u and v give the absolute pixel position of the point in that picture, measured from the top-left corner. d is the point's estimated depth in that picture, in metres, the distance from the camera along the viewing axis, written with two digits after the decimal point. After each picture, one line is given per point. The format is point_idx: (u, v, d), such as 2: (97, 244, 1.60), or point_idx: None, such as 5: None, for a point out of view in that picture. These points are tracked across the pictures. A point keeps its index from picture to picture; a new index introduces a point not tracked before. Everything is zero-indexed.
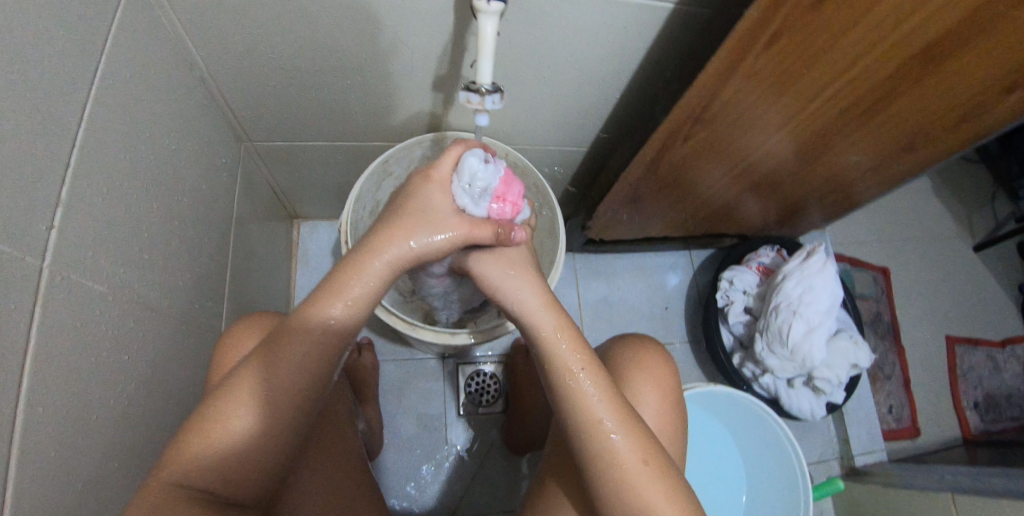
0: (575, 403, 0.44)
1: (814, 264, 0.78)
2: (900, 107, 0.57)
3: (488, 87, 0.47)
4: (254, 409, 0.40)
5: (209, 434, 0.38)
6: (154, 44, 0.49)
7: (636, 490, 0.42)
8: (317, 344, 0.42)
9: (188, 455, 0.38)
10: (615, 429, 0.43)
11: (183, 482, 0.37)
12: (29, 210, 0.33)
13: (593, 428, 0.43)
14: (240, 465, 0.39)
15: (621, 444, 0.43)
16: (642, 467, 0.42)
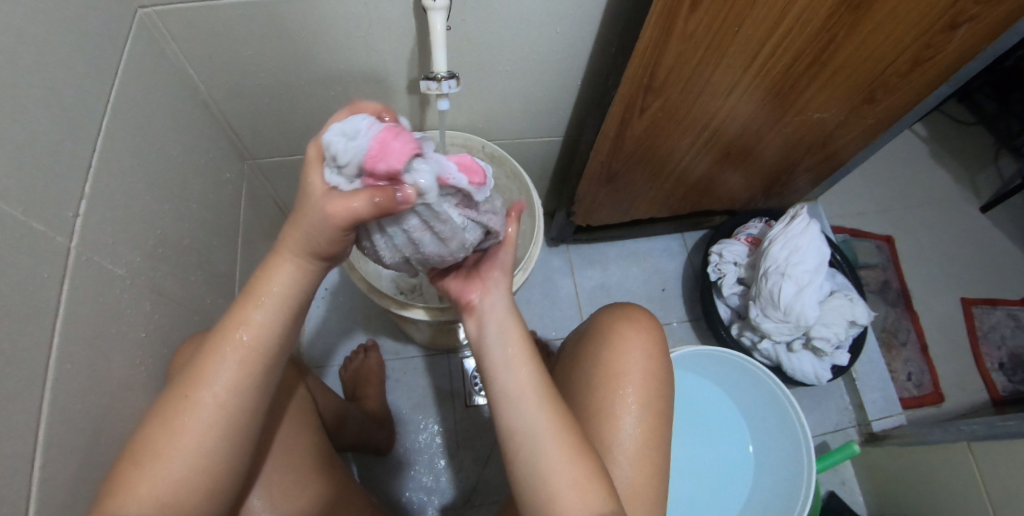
0: (502, 383, 0.46)
1: (797, 225, 0.79)
2: (844, 56, 0.60)
3: (444, 74, 0.53)
4: (203, 425, 0.38)
5: (159, 457, 0.37)
6: (161, 71, 0.56)
7: (552, 474, 0.41)
8: (261, 355, 0.40)
9: (139, 482, 0.36)
10: (538, 409, 0.44)
11: (142, 509, 0.36)
12: (59, 198, 0.39)
13: (518, 406, 0.45)
14: (198, 477, 0.38)
15: (545, 425, 0.43)
16: (562, 452, 0.42)
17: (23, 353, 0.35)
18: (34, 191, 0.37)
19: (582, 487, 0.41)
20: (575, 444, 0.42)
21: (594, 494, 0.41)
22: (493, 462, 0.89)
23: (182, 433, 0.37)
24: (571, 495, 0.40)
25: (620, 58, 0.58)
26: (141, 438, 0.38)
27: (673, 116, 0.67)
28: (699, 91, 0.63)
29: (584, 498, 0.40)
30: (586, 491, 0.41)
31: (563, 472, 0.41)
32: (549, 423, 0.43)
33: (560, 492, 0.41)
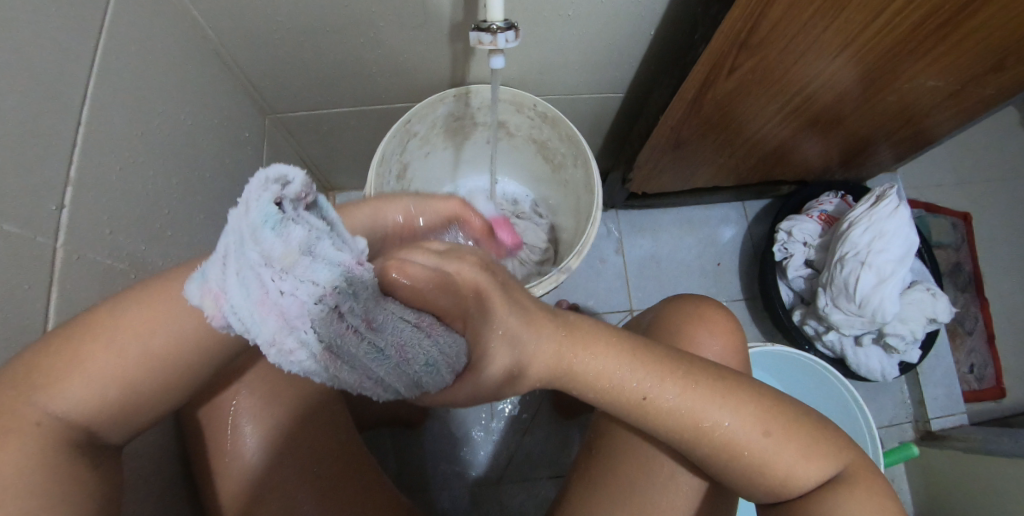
0: (671, 428, 0.38)
1: (885, 208, 0.69)
2: (990, 15, 0.47)
3: (500, 24, 0.42)
4: (138, 339, 0.31)
5: (85, 356, 0.31)
6: (153, 13, 0.47)
7: (773, 473, 0.38)
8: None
9: (55, 380, 0.30)
10: (723, 424, 0.38)
11: (58, 411, 0.30)
12: (36, 190, 0.34)
13: (700, 441, 0.38)
14: (122, 394, 0.31)
15: (735, 442, 0.38)
16: (766, 454, 0.38)
17: (9, 369, 0.30)
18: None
19: (801, 454, 0.38)
20: (768, 431, 0.38)
21: (811, 453, 0.38)
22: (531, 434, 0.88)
23: (115, 337, 0.31)
24: (801, 469, 0.38)
25: (714, 6, 0.46)
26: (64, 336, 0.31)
27: (763, 79, 0.56)
28: (802, 51, 0.51)
29: (813, 465, 0.38)
30: (810, 461, 0.38)
31: (780, 460, 0.38)
32: (739, 438, 0.38)
33: (791, 474, 0.38)
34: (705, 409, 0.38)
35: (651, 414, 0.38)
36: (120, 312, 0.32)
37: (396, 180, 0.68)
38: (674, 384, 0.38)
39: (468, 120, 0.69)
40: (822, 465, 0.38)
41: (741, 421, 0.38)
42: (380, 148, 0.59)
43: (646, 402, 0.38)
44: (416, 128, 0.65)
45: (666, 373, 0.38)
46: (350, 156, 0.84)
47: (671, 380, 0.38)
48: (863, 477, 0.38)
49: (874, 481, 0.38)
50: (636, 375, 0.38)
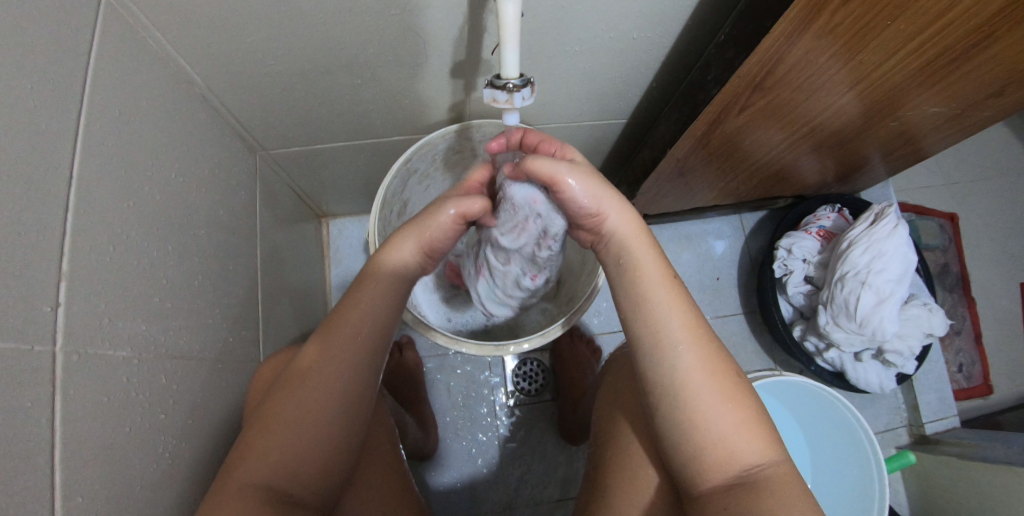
0: (657, 324, 0.40)
1: (883, 229, 0.71)
2: (990, 58, 0.48)
3: (516, 81, 0.39)
4: (312, 408, 0.40)
5: (271, 434, 0.39)
6: (137, 68, 0.44)
7: (717, 424, 0.37)
8: (364, 326, 0.44)
9: (249, 452, 0.38)
10: (685, 349, 0.39)
11: (254, 488, 0.37)
12: (28, 295, 0.31)
13: (676, 352, 0.39)
14: (301, 460, 0.39)
15: (701, 377, 0.38)
16: (724, 401, 0.38)
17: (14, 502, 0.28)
18: None
19: (749, 430, 0.38)
20: (737, 384, 0.39)
21: (760, 436, 0.38)
22: (540, 455, 0.89)
23: (296, 409, 0.40)
24: (743, 443, 0.37)
25: (729, 51, 0.49)
26: (249, 435, 0.39)
27: (774, 112, 0.57)
28: (814, 88, 0.53)
29: (756, 441, 0.37)
30: (749, 436, 0.37)
31: (729, 421, 0.37)
32: (705, 374, 0.38)
33: (732, 440, 0.37)
34: (697, 334, 0.39)
35: (653, 299, 0.41)
36: (286, 394, 0.40)
37: (397, 219, 0.67)
38: (688, 298, 0.42)
39: (468, 153, 0.68)
40: (762, 452, 0.37)
41: (714, 366, 0.39)
42: (381, 192, 0.58)
43: (653, 292, 0.41)
44: (417, 166, 0.64)
45: (687, 292, 0.41)
46: (344, 185, 0.83)
47: (687, 298, 0.41)
48: (798, 493, 0.36)
49: (809, 507, 0.36)
50: (660, 266, 0.42)
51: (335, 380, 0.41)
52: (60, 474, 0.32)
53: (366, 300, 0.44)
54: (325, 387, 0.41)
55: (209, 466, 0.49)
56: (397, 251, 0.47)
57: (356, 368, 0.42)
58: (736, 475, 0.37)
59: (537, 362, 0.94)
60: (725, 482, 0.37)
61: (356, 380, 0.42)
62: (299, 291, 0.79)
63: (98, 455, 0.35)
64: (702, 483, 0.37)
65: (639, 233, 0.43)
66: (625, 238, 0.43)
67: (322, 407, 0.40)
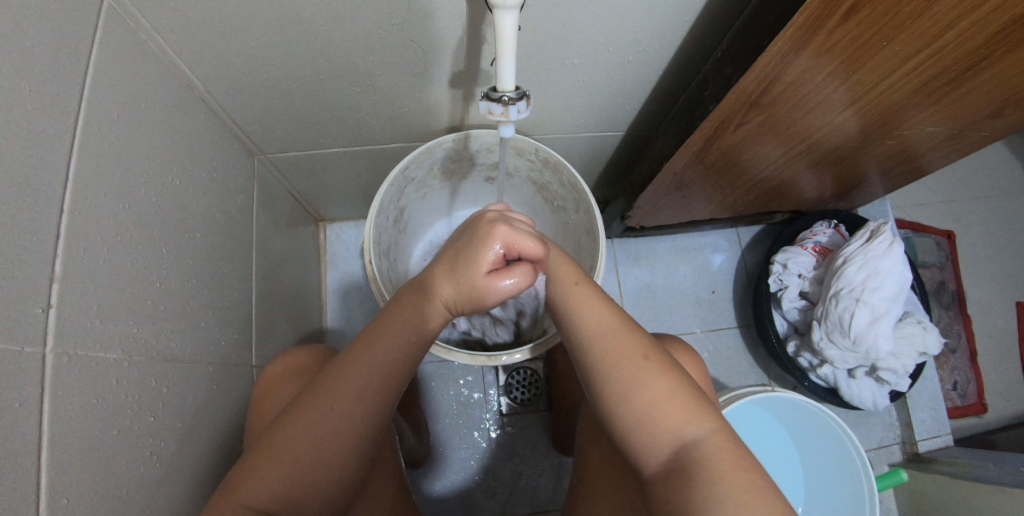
0: (570, 324, 0.43)
1: (878, 246, 0.71)
2: (987, 78, 0.48)
3: (512, 94, 0.39)
4: (311, 435, 0.39)
5: (278, 453, 0.39)
6: (137, 70, 0.44)
7: (636, 403, 0.38)
8: (380, 356, 0.40)
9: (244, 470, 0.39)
10: (603, 338, 0.41)
11: (252, 504, 0.38)
12: (21, 296, 0.32)
13: (589, 344, 0.42)
14: (301, 479, 0.39)
15: (614, 362, 0.40)
16: (639, 382, 0.39)
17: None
18: None
19: (673, 403, 0.38)
20: (648, 361, 0.40)
21: (690, 411, 0.38)
22: (532, 465, 0.89)
23: (301, 431, 0.39)
24: (667, 418, 0.38)
25: (726, 67, 0.50)
26: (258, 451, 0.39)
27: (771, 128, 0.58)
28: (811, 106, 0.53)
29: (681, 416, 0.37)
30: (677, 410, 0.38)
31: (646, 398, 0.38)
32: (616, 360, 0.40)
33: (652, 415, 0.38)
34: (607, 323, 0.42)
35: (560, 302, 0.45)
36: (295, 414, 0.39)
37: (393, 226, 0.67)
38: (600, 294, 0.45)
39: (466, 163, 0.68)
40: (693, 426, 0.37)
41: (626, 349, 0.40)
42: (377, 199, 0.58)
43: (568, 296, 0.44)
44: (414, 174, 0.64)
45: (594, 288, 0.45)
46: (342, 190, 0.83)
47: (600, 295, 0.45)
48: (730, 456, 0.35)
49: (747, 475, 0.34)
50: (571, 273, 0.46)
51: (336, 409, 0.39)
52: (47, 475, 0.32)
53: (385, 328, 0.41)
54: (325, 416, 0.39)
55: (199, 471, 0.49)
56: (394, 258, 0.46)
57: (362, 398, 0.40)
58: (669, 453, 0.37)
59: (531, 371, 0.94)
60: (661, 463, 0.37)
61: (364, 409, 0.40)
62: (295, 295, 0.79)
63: (85, 459, 0.35)
64: (645, 468, 0.38)
65: (557, 257, 0.47)
66: (548, 264, 0.47)
67: (326, 432, 0.39)
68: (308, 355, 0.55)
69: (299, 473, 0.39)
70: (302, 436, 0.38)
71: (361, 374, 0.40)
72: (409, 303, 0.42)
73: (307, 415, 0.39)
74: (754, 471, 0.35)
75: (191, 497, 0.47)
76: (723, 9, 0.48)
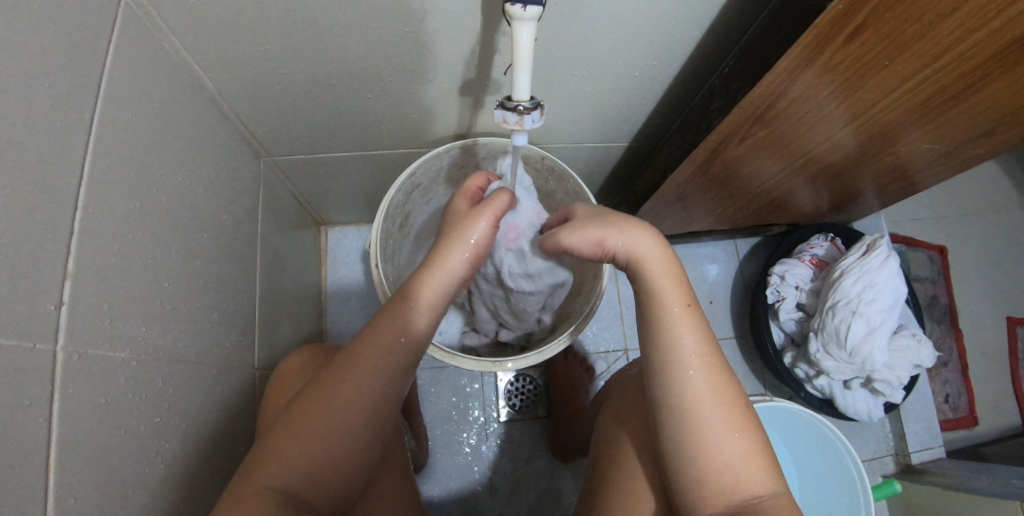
0: (672, 350, 0.40)
1: (874, 260, 0.73)
2: (983, 98, 0.50)
3: (527, 104, 0.40)
4: (340, 418, 0.40)
5: (296, 439, 0.39)
6: (151, 70, 0.45)
7: (724, 453, 0.38)
8: (400, 346, 0.43)
9: (266, 460, 0.38)
10: (698, 378, 0.39)
11: (272, 487, 0.37)
12: (34, 293, 0.31)
13: (690, 378, 0.39)
14: (322, 467, 0.39)
15: (713, 406, 0.39)
16: (732, 431, 0.38)
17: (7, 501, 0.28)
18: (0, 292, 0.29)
19: (754, 459, 0.38)
20: (746, 416, 0.39)
21: (765, 470, 0.38)
22: (530, 471, 0.89)
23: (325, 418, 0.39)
24: (748, 474, 0.37)
25: (732, 82, 0.51)
26: (274, 437, 0.39)
27: (773, 143, 0.59)
28: (812, 122, 0.54)
29: (757, 473, 0.38)
30: (754, 467, 0.38)
31: (735, 450, 0.38)
32: (717, 405, 0.39)
33: (737, 469, 0.37)
34: (714, 365, 0.40)
35: (669, 320, 0.41)
36: (317, 400, 0.40)
37: (398, 231, 0.67)
38: (706, 328, 0.42)
39: (471, 169, 0.69)
40: (766, 484, 0.38)
41: (726, 397, 0.39)
42: (384, 204, 0.58)
43: (670, 317, 0.41)
44: (420, 179, 0.65)
45: (706, 323, 0.42)
46: (345, 194, 0.83)
47: (706, 328, 0.42)
48: None
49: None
50: (683, 294, 0.43)
51: (369, 386, 0.41)
52: (54, 475, 0.32)
53: (407, 319, 0.44)
54: (355, 398, 0.41)
55: (202, 474, 0.49)
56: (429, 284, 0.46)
57: (389, 389, 0.43)
58: (740, 504, 0.37)
59: (530, 378, 0.94)
60: (727, 510, 0.37)
61: (388, 398, 0.43)
62: (295, 298, 0.79)
63: (92, 459, 0.35)
64: (705, 506, 0.37)
65: (664, 258, 0.44)
66: (644, 259, 0.44)
67: (352, 420, 0.40)
68: (313, 353, 0.54)
69: (323, 458, 0.39)
70: (329, 420, 0.39)
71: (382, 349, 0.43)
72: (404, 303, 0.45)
73: (336, 397, 0.40)
74: None
75: (192, 500, 0.47)
76: (730, 25, 0.49)
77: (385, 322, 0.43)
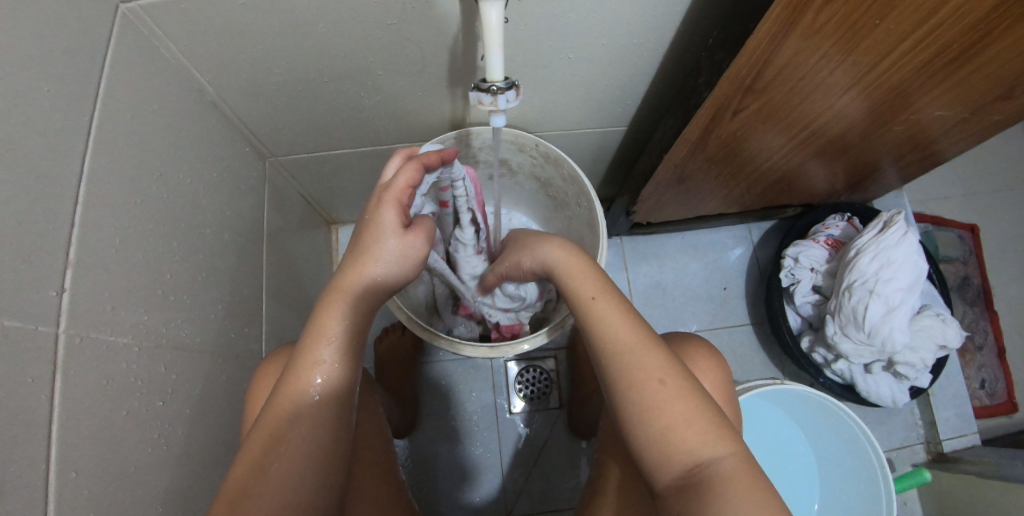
0: (592, 337, 0.45)
1: (892, 235, 0.70)
2: (987, 55, 0.47)
3: (501, 84, 0.40)
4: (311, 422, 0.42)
5: (275, 456, 0.40)
6: (153, 74, 0.47)
7: (658, 422, 0.40)
8: (350, 342, 0.44)
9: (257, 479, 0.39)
10: (630, 355, 0.42)
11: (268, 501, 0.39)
12: (35, 278, 0.33)
13: (609, 359, 0.43)
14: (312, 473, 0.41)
15: (641, 382, 0.41)
16: (659, 403, 0.40)
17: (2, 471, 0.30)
18: (4, 280, 0.31)
19: (695, 428, 0.39)
20: (676, 386, 0.41)
21: (711, 433, 0.39)
22: (541, 464, 0.89)
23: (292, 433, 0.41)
24: (689, 440, 0.39)
25: (718, 54, 0.50)
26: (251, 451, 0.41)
27: (768, 116, 0.57)
28: (807, 90, 0.53)
29: (703, 439, 0.39)
30: (699, 434, 0.39)
31: (668, 418, 0.40)
32: (644, 377, 0.41)
33: (675, 438, 0.39)
34: (632, 340, 0.43)
35: (584, 312, 0.46)
36: (276, 422, 0.41)
37: None
38: (624, 307, 0.46)
39: (469, 159, 0.70)
40: (713, 448, 0.39)
41: (652, 366, 0.42)
42: None
43: (589, 305, 0.46)
44: None
45: (618, 301, 0.46)
46: (351, 191, 0.85)
47: (623, 306, 0.46)
48: (751, 485, 0.37)
49: (761, 498, 0.37)
50: (593, 284, 0.47)
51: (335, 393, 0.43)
52: (55, 450, 0.33)
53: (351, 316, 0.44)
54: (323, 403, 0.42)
55: (204, 459, 0.51)
56: (369, 268, 0.43)
57: (344, 384, 0.43)
58: (684, 472, 0.39)
59: (542, 370, 0.94)
60: (676, 479, 0.39)
61: (341, 394, 0.43)
62: (305, 294, 0.81)
63: (95, 437, 0.37)
64: (657, 478, 0.40)
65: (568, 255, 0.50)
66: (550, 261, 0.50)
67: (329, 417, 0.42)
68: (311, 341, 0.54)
69: (309, 460, 0.41)
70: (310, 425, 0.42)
71: (325, 367, 0.42)
72: (348, 292, 0.43)
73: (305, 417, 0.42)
74: (772, 503, 0.36)
75: (192, 483, 0.48)
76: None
77: (313, 331, 0.43)
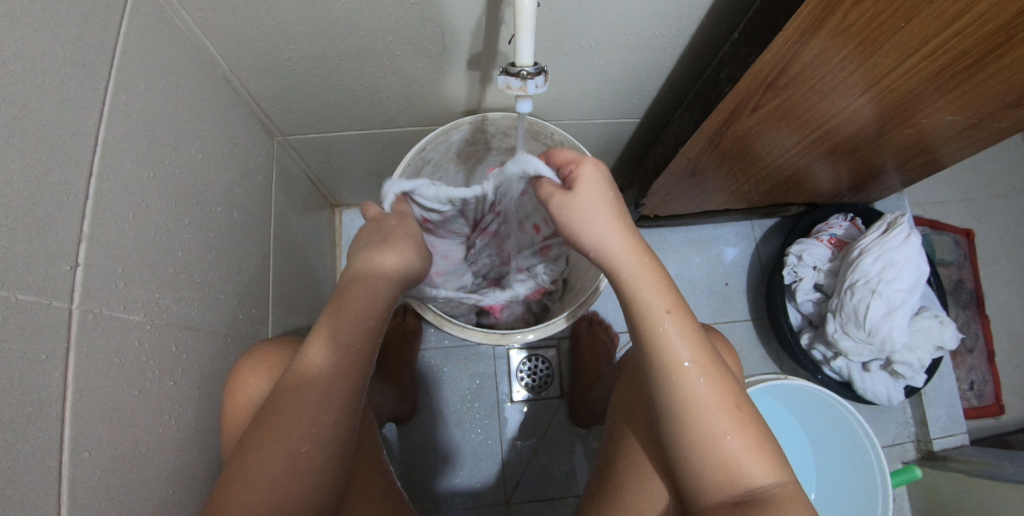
0: (658, 355, 0.41)
1: (895, 238, 0.71)
2: (1006, 64, 0.47)
3: (530, 69, 0.39)
4: (303, 419, 0.41)
5: (264, 450, 0.40)
6: (166, 45, 0.46)
7: (721, 448, 0.39)
8: (356, 335, 0.45)
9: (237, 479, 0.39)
10: (701, 381, 0.41)
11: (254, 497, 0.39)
12: (49, 250, 0.32)
13: (676, 381, 0.41)
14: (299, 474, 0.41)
15: (709, 408, 0.40)
16: (727, 431, 0.40)
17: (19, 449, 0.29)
18: (20, 252, 0.30)
19: (754, 456, 0.39)
20: (739, 413, 0.40)
21: (767, 460, 0.40)
22: (540, 453, 0.90)
23: (281, 430, 0.41)
24: (748, 467, 0.39)
25: (743, 48, 0.50)
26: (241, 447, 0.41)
27: (786, 114, 0.58)
28: (825, 90, 0.53)
29: (763, 466, 0.39)
30: (756, 461, 0.39)
31: (732, 446, 0.39)
32: (715, 404, 0.40)
33: (734, 466, 0.39)
34: (701, 364, 0.41)
35: (653, 328, 0.42)
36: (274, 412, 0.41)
37: None
38: (692, 325, 0.43)
39: (482, 145, 0.69)
40: (767, 475, 0.40)
41: (719, 391, 0.40)
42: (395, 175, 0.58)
43: (659, 321, 0.42)
44: (430, 155, 0.65)
45: (689, 320, 0.42)
46: (357, 174, 0.84)
47: (691, 324, 0.43)
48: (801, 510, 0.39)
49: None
50: (664, 297, 0.43)
51: (321, 392, 0.42)
52: (69, 428, 0.33)
53: (354, 310, 0.46)
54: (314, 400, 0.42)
55: (212, 439, 0.50)
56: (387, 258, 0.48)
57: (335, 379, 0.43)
58: (739, 495, 0.39)
59: (543, 359, 0.94)
60: (729, 500, 0.39)
61: (335, 388, 0.43)
62: (309, 277, 0.80)
63: (107, 414, 0.36)
64: (706, 497, 0.40)
65: (635, 253, 0.44)
66: (614, 255, 0.44)
67: (317, 414, 0.42)
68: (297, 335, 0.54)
69: (302, 458, 0.41)
70: (298, 423, 0.41)
71: (318, 362, 0.43)
72: (357, 295, 0.47)
73: (295, 416, 0.41)
74: None
75: (199, 464, 0.48)
76: None
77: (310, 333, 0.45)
